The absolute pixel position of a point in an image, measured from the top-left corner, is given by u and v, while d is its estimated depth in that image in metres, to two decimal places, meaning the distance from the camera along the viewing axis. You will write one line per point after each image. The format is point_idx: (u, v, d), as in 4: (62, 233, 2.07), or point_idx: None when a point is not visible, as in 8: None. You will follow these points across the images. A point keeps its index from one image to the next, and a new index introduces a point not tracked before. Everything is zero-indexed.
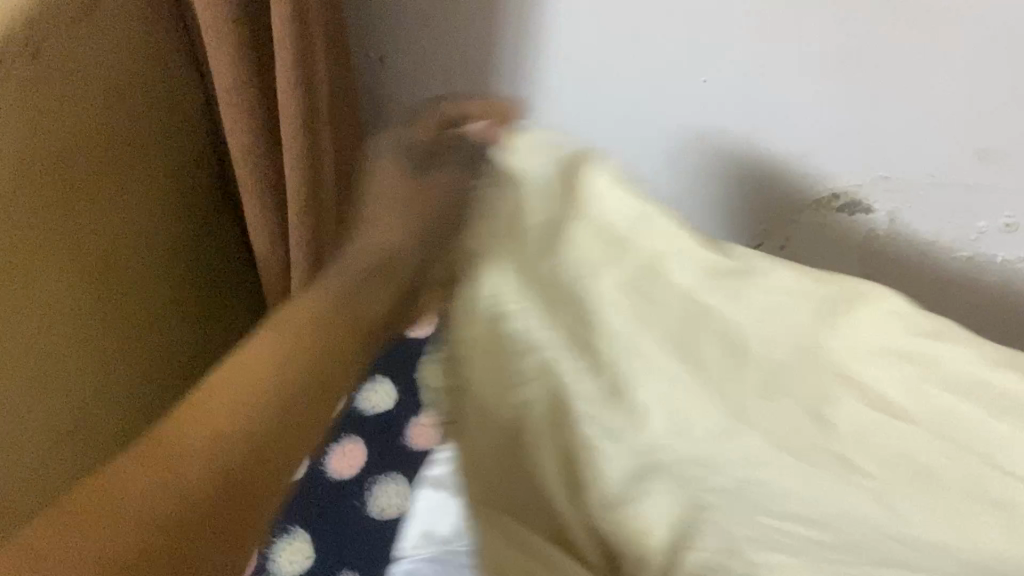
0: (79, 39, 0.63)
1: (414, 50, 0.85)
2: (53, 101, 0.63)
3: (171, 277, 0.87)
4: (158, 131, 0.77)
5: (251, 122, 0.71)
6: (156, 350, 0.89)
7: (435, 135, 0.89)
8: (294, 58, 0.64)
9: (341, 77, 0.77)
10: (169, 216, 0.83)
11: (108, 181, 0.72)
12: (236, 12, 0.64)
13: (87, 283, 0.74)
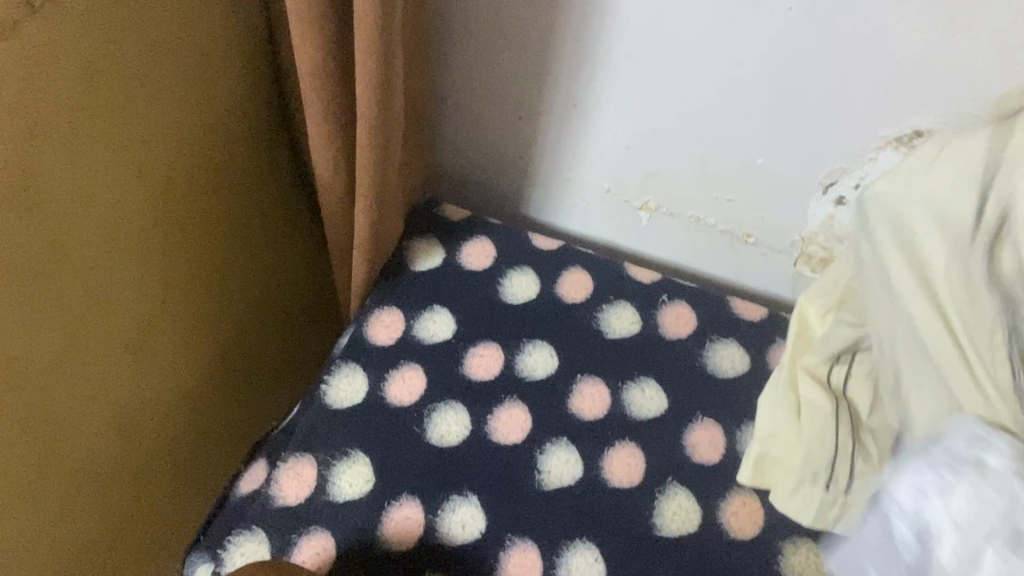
0: None
1: (482, 5, 0.75)
2: (121, 46, 0.57)
3: (222, 238, 0.78)
4: (236, 81, 0.72)
5: (322, 79, 0.63)
6: (251, 303, 0.88)
7: (505, 100, 0.82)
8: (376, 32, 0.58)
9: (416, 37, 0.71)
10: (243, 169, 0.78)
11: (176, 131, 0.67)
12: None
13: (171, 235, 0.71)
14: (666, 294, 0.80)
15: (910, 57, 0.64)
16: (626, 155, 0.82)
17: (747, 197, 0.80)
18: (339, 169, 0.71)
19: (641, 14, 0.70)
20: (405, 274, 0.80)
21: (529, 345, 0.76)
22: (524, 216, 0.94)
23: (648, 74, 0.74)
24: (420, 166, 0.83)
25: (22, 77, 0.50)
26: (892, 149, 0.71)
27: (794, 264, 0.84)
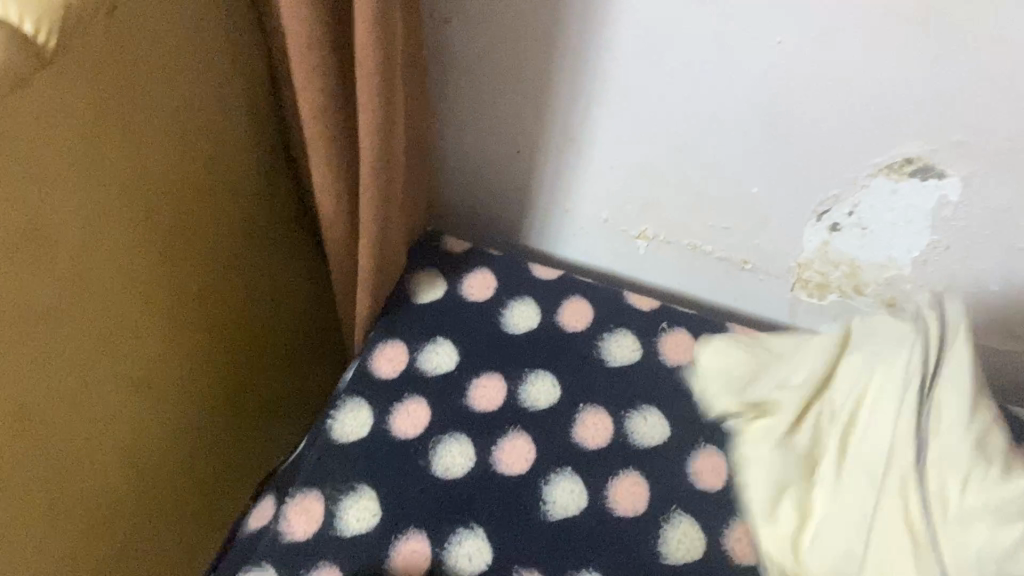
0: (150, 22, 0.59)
1: (478, 42, 0.76)
2: (129, 92, 0.59)
3: (229, 274, 0.79)
4: (240, 121, 0.74)
5: (324, 120, 0.65)
6: (259, 337, 0.89)
7: (503, 134, 0.84)
8: (376, 73, 0.59)
9: (415, 77, 0.72)
10: (248, 207, 0.79)
11: (183, 172, 0.68)
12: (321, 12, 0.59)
13: (179, 273, 0.72)
14: (666, 322, 0.81)
15: (899, 87, 0.66)
16: (623, 185, 0.84)
17: (743, 225, 0.82)
18: (342, 206, 0.72)
19: (634, 48, 0.71)
20: (407, 308, 0.81)
21: (533, 375, 0.77)
22: (525, 247, 0.95)
23: (642, 106, 0.76)
24: (421, 200, 0.84)
25: (35, 124, 0.52)
26: (883, 176, 0.72)
27: (792, 290, 0.85)
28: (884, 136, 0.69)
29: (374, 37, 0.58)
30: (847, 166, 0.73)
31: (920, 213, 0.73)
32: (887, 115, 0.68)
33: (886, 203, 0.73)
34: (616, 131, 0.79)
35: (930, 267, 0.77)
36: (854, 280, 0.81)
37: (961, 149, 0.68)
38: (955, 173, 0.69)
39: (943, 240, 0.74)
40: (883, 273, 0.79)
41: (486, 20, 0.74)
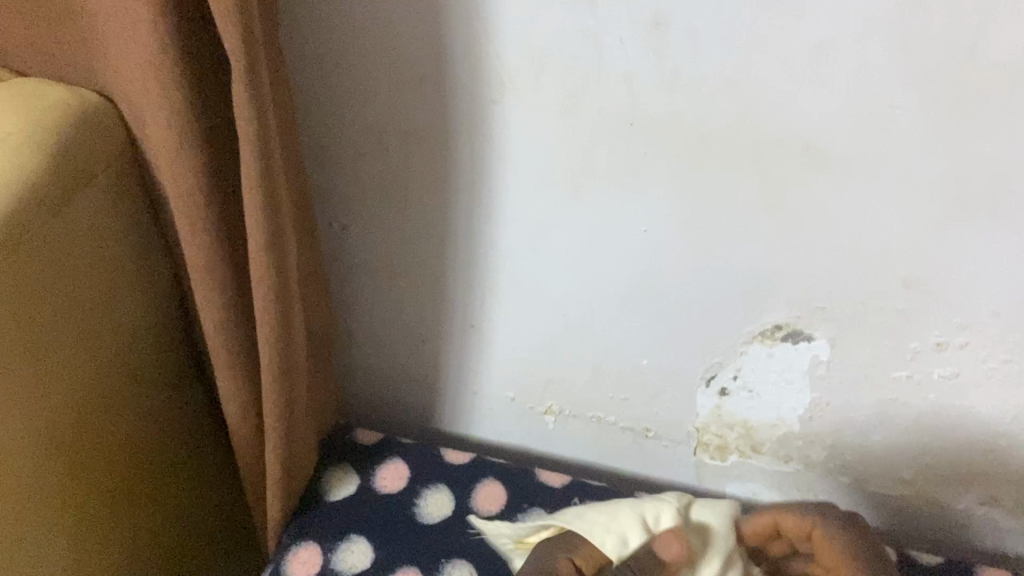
0: (71, 218, 0.62)
1: (375, 265, 0.83)
2: (55, 277, 0.61)
3: (170, 451, 0.80)
4: (143, 289, 0.72)
5: (222, 314, 0.68)
6: (156, 560, 0.82)
7: (418, 360, 0.90)
8: (267, 260, 0.62)
9: (315, 266, 0.76)
10: (153, 388, 0.76)
11: (122, 362, 0.71)
12: (213, 212, 0.63)
13: (99, 455, 0.71)
14: (577, 496, 0.82)
15: (761, 260, 0.72)
16: (525, 366, 0.87)
17: (632, 426, 0.89)
18: (248, 413, 0.74)
19: (516, 224, 0.76)
20: (319, 509, 0.80)
21: (450, 565, 0.76)
22: (436, 433, 0.97)
23: (532, 291, 0.81)
24: (331, 397, 0.86)
25: (13, 310, 0.58)
26: (732, 348, 0.79)
27: (694, 453, 0.88)
28: (866, 241, 0.68)
29: (267, 253, 0.62)
30: (788, 367, 0.78)
31: (796, 372, 0.78)
32: (853, 244, 0.69)
33: (764, 365, 0.78)
34: (506, 307, 0.83)
35: (816, 423, 0.81)
36: (751, 442, 0.85)
37: (919, 251, 0.68)
38: (821, 335, 0.75)
39: (843, 429, 0.81)
40: (775, 432, 0.83)
41: (386, 216, 0.79)
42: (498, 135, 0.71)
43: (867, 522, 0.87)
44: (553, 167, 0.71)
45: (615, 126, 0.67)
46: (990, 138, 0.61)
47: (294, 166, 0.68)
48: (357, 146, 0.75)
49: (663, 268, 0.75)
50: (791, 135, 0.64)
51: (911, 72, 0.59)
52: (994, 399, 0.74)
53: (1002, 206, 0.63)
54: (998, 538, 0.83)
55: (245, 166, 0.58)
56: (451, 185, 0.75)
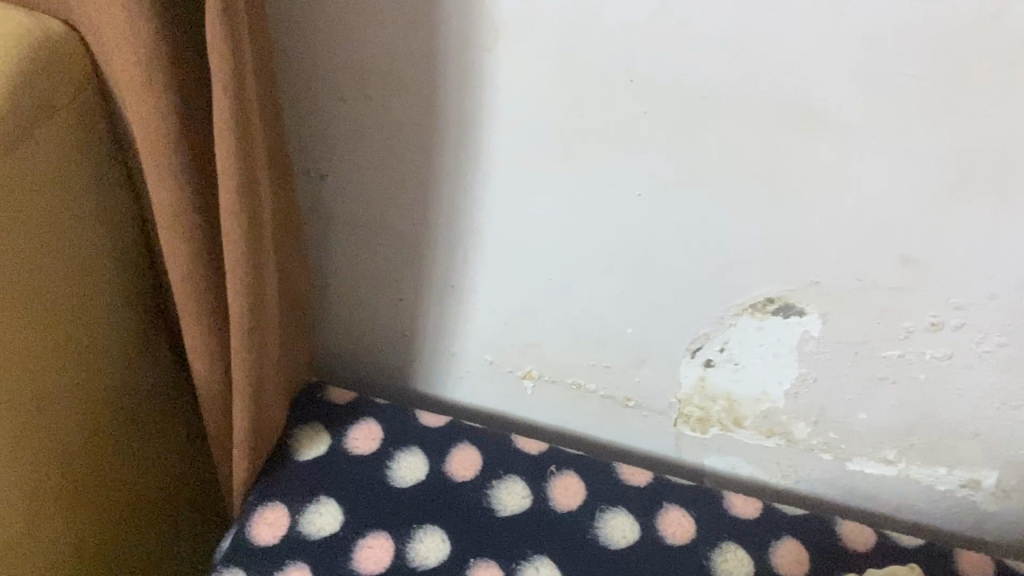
0: (32, 153, 0.58)
1: (354, 218, 0.80)
2: (14, 215, 0.58)
3: (134, 402, 0.77)
4: (107, 233, 0.68)
5: (191, 264, 0.64)
6: (120, 510, 0.80)
7: (394, 318, 0.87)
8: (240, 208, 0.58)
9: (289, 216, 0.72)
10: (116, 336, 0.72)
11: (85, 308, 0.68)
12: (183, 154, 0.59)
13: (59, 403, 0.67)
14: (554, 465, 0.80)
15: (756, 231, 0.69)
16: (505, 329, 0.84)
17: (612, 393, 0.87)
18: (215, 368, 0.71)
19: (504, 181, 0.73)
20: (287, 469, 0.78)
21: (421, 532, 0.74)
22: (410, 394, 0.94)
23: (516, 253, 0.78)
24: (302, 354, 0.82)
25: None
26: (721, 321, 0.76)
27: (674, 424, 0.87)
28: (866, 216, 0.66)
29: (240, 203, 0.58)
30: (777, 341, 0.75)
31: (784, 347, 0.76)
32: (851, 218, 0.66)
33: (753, 338, 0.76)
34: (490, 267, 0.80)
35: (802, 400, 0.79)
36: (733, 415, 0.83)
37: (921, 228, 0.65)
38: (814, 310, 0.73)
39: (828, 406, 0.79)
40: (759, 406, 0.81)
41: (367, 168, 0.75)
42: (488, 86, 0.67)
43: (841, 497, 0.86)
44: (547, 123, 0.68)
45: (614, 82, 0.64)
46: (1004, 114, 0.58)
47: (270, 111, 0.64)
48: (338, 92, 0.71)
49: (654, 234, 0.72)
50: (797, 100, 0.61)
51: (928, 40, 0.56)
52: (985, 382, 0.72)
53: (1011, 186, 0.61)
54: (972, 519, 0.83)
55: (218, 107, 0.54)
56: (436, 138, 0.71)
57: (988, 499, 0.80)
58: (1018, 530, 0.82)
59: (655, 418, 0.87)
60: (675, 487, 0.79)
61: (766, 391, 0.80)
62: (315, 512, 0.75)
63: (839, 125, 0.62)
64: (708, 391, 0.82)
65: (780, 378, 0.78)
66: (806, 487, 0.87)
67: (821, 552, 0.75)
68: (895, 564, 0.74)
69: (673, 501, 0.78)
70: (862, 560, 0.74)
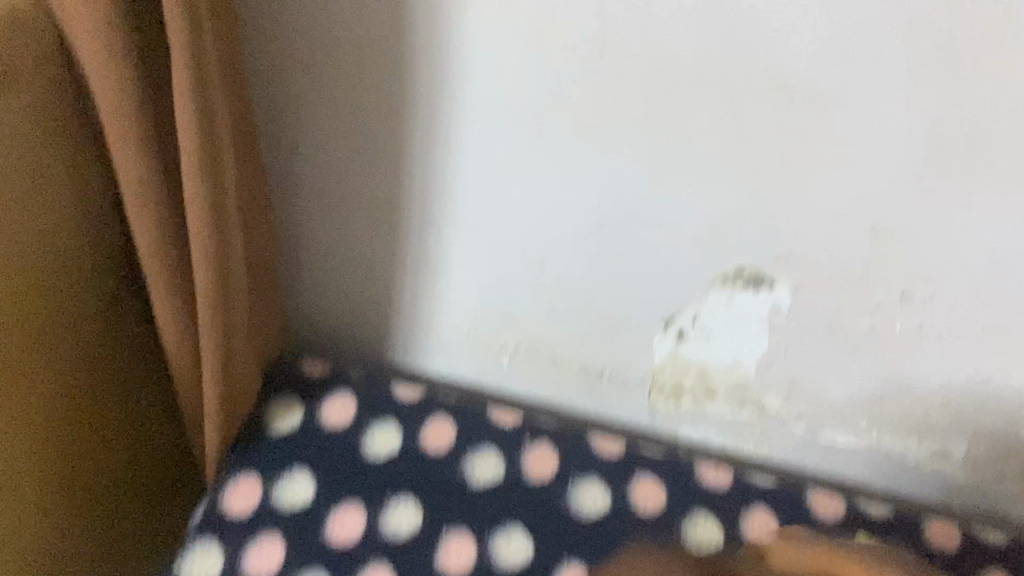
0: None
1: (326, 190, 0.79)
2: None
3: (107, 373, 0.77)
4: (80, 205, 0.68)
5: (157, 236, 0.64)
6: (95, 479, 0.80)
7: (369, 290, 0.87)
8: (203, 179, 0.58)
9: (258, 187, 0.71)
10: (87, 308, 0.72)
11: (54, 279, 0.67)
12: (146, 124, 0.59)
13: (29, 373, 0.67)
14: (527, 435, 0.80)
15: (727, 202, 0.69)
16: (480, 302, 0.84)
17: (586, 366, 0.87)
18: (185, 340, 0.71)
19: (475, 153, 0.72)
20: (260, 441, 0.78)
21: (393, 502, 0.74)
22: (386, 366, 0.94)
23: (488, 224, 0.77)
24: (276, 326, 0.82)
25: None
26: (693, 293, 0.76)
27: (648, 395, 0.87)
28: (835, 188, 0.66)
29: (203, 170, 0.58)
30: (748, 312, 0.76)
31: (756, 318, 0.76)
32: (821, 189, 0.66)
33: (724, 310, 0.76)
34: (463, 241, 0.80)
35: (773, 370, 0.80)
36: (706, 386, 0.83)
37: (889, 200, 0.65)
38: (784, 282, 0.73)
39: (799, 377, 0.79)
40: (731, 378, 0.82)
41: (338, 138, 0.75)
42: (456, 55, 0.66)
43: (812, 468, 0.87)
44: (516, 93, 0.67)
45: (583, 50, 0.63)
46: (972, 82, 0.58)
47: (236, 79, 0.63)
48: (307, 62, 0.70)
49: (625, 206, 0.72)
50: (766, 68, 0.61)
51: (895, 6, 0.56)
52: (954, 353, 0.72)
53: (979, 155, 0.61)
54: (943, 490, 0.84)
55: (179, 77, 0.54)
56: (407, 107, 0.71)
57: (957, 469, 0.81)
58: (987, 500, 0.83)
59: (629, 390, 0.87)
60: (646, 457, 0.80)
61: (738, 363, 0.80)
62: (286, 482, 0.75)
63: (807, 94, 0.61)
64: (681, 362, 0.82)
65: (752, 350, 0.78)
66: (778, 458, 0.87)
67: (791, 521, 0.76)
68: (864, 533, 0.75)
69: (645, 470, 0.78)
70: (829, 528, 0.75)
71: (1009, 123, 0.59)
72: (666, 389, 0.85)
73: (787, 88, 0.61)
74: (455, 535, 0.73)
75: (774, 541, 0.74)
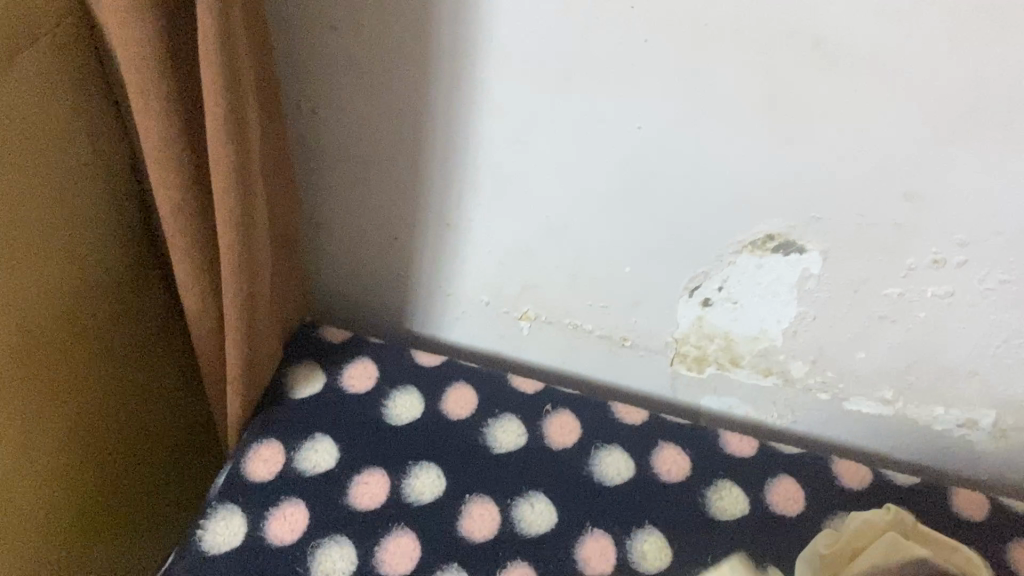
0: (21, 81, 0.56)
1: (347, 154, 0.78)
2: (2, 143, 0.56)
3: (128, 339, 0.77)
4: (99, 166, 0.67)
5: (180, 198, 0.63)
6: (117, 443, 0.80)
7: (389, 256, 0.86)
8: (228, 139, 0.57)
9: (280, 149, 0.70)
10: (107, 272, 0.72)
11: (76, 242, 0.67)
12: (170, 82, 0.58)
13: (52, 336, 0.67)
14: (550, 403, 0.80)
15: (757, 166, 0.68)
16: (501, 269, 0.84)
17: (608, 333, 0.86)
18: (207, 304, 0.70)
19: (499, 115, 0.71)
20: (282, 407, 0.77)
21: (417, 468, 0.74)
22: (406, 334, 0.94)
23: (512, 191, 0.76)
24: (296, 291, 0.82)
25: None
26: (720, 259, 0.75)
27: (671, 364, 0.86)
28: (870, 150, 0.65)
29: (227, 128, 0.57)
30: (777, 279, 0.75)
31: (783, 285, 0.75)
32: (855, 152, 0.65)
33: (752, 277, 0.75)
34: (486, 206, 0.79)
35: (799, 338, 0.79)
36: (730, 354, 0.83)
37: (925, 163, 0.64)
38: (814, 248, 0.72)
39: (825, 345, 0.78)
40: (756, 346, 0.81)
41: (360, 101, 0.74)
42: (483, 15, 0.65)
43: (836, 437, 0.86)
44: (545, 54, 0.66)
45: (613, 9, 0.62)
46: (1017, 42, 0.56)
47: (258, 38, 0.62)
48: (329, 22, 0.69)
49: (653, 170, 0.71)
50: (801, 28, 0.59)
51: None
52: (986, 321, 0.71)
53: (1019, 117, 0.59)
54: (969, 459, 0.83)
55: (205, 34, 0.52)
56: (431, 69, 0.69)
57: (984, 439, 0.80)
58: (1013, 470, 0.82)
59: (651, 358, 0.86)
60: (670, 426, 0.79)
61: (763, 330, 0.79)
62: (309, 447, 0.75)
63: (844, 54, 0.60)
64: (706, 329, 0.81)
65: (779, 316, 0.77)
66: (802, 427, 0.87)
67: (816, 490, 0.75)
68: (890, 502, 0.74)
69: (668, 439, 0.78)
70: (856, 499, 0.74)
71: None
72: (690, 357, 0.84)
73: (823, 48, 0.60)
74: (479, 501, 0.72)
75: (802, 511, 0.73)
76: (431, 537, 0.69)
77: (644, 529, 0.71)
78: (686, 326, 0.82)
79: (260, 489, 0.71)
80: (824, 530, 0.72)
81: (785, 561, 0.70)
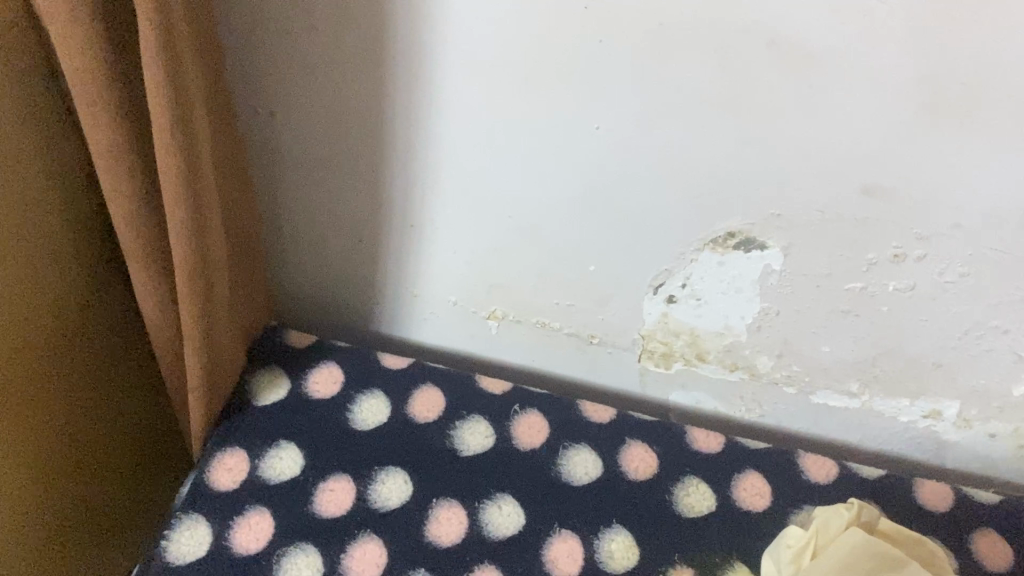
0: None
1: (306, 156, 0.77)
2: None
3: (89, 347, 0.76)
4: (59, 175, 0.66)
5: (133, 206, 0.62)
6: (80, 452, 0.79)
7: (353, 258, 0.85)
8: (176, 149, 0.56)
9: (234, 154, 0.69)
10: (68, 281, 0.71)
11: (33, 253, 0.66)
12: (116, 92, 0.57)
13: (10, 348, 0.66)
14: (518, 404, 0.80)
15: (717, 163, 0.68)
16: (467, 270, 0.83)
17: (576, 331, 0.86)
18: (165, 312, 0.69)
19: (457, 115, 0.70)
20: (246, 414, 0.77)
21: (384, 473, 0.73)
22: (375, 336, 0.93)
23: (475, 191, 0.76)
24: (259, 296, 0.81)
25: None
26: (683, 257, 0.75)
27: (639, 360, 0.86)
28: (828, 146, 0.64)
29: (174, 138, 0.56)
30: (740, 275, 0.75)
31: (746, 282, 0.75)
32: (814, 148, 0.65)
33: (715, 274, 0.75)
34: (449, 206, 0.78)
35: (764, 334, 0.79)
36: (696, 350, 0.83)
37: (882, 159, 0.64)
38: (776, 244, 0.72)
39: (791, 340, 0.78)
40: (722, 341, 0.81)
41: (317, 104, 0.73)
42: (437, 16, 0.64)
43: (804, 428, 0.87)
44: (501, 54, 0.65)
45: (568, 9, 0.61)
46: (970, 39, 0.56)
47: (206, 43, 0.61)
48: (282, 24, 0.68)
49: (614, 169, 0.71)
50: (756, 25, 0.59)
51: None
52: (948, 313, 0.72)
53: (973, 113, 0.59)
54: (934, 448, 0.84)
55: (146, 45, 0.51)
56: (388, 71, 0.69)
57: (949, 428, 0.81)
58: (977, 459, 0.83)
59: (618, 355, 0.86)
60: (638, 423, 0.79)
61: (728, 325, 0.79)
62: (275, 455, 0.74)
63: (800, 51, 0.59)
64: (673, 326, 0.81)
65: (743, 312, 0.77)
66: (770, 421, 0.87)
67: (783, 484, 0.75)
68: (855, 495, 0.75)
69: (636, 436, 0.78)
70: (821, 492, 0.75)
71: (1007, 79, 0.57)
72: (657, 354, 0.85)
73: (779, 46, 0.60)
74: (446, 505, 0.72)
75: (768, 506, 0.74)
76: (398, 542, 0.69)
77: (611, 528, 0.71)
78: (653, 323, 0.82)
79: (225, 498, 0.71)
80: (790, 524, 0.72)
81: (752, 557, 0.70)
